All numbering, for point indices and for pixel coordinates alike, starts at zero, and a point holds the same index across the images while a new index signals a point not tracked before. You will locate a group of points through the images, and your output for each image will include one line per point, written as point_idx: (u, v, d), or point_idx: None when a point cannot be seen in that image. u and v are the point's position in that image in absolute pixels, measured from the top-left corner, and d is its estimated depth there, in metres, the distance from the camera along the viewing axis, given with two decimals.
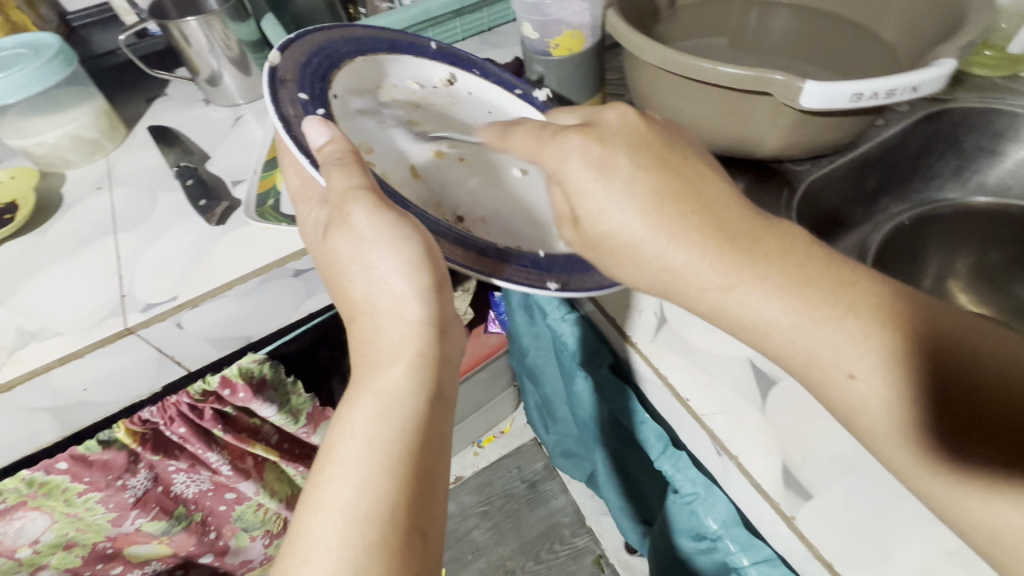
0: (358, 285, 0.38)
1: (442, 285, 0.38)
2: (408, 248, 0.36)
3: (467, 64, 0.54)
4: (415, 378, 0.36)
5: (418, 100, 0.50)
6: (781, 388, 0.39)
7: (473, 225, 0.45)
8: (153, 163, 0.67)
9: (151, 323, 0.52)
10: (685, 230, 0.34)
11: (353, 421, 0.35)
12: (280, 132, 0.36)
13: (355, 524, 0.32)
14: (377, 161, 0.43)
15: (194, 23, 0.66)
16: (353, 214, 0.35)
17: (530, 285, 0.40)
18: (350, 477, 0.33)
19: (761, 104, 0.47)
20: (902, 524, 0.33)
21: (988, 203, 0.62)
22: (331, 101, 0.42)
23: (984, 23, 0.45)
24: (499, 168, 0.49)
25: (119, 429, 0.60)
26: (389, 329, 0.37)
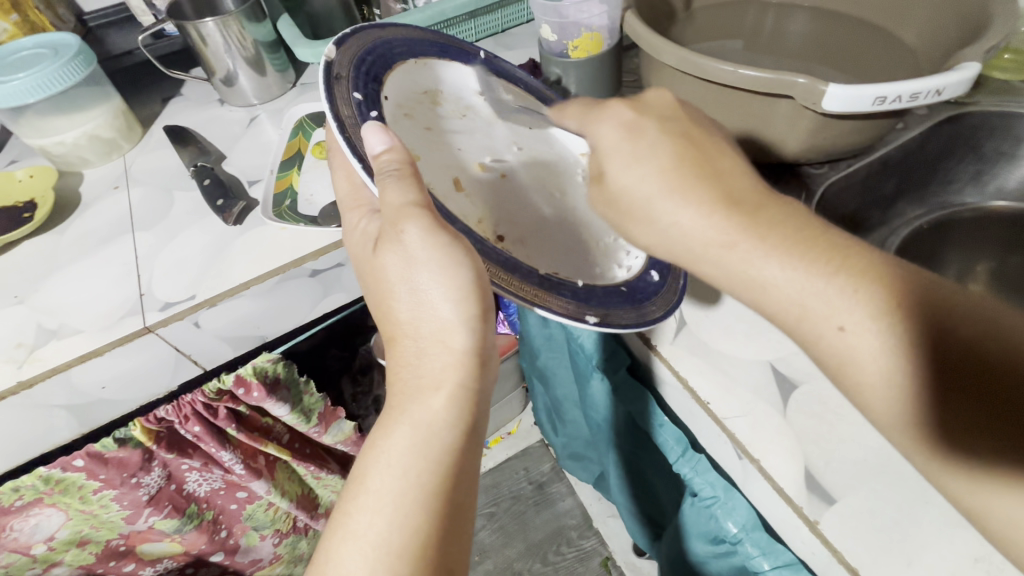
0: (404, 308, 0.37)
1: (488, 316, 0.37)
2: (461, 275, 0.35)
3: (515, 77, 0.51)
4: (454, 412, 0.35)
5: (465, 108, 0.47)
6: (802, 392, 0.38)
7: (513, 247, 0.41)
8: (170, 162, 0.68)
9: (169, 322, 0.52)
10: (705, 196, 0.34)
11: (388, 452, 0.35)
12: (336, 133, 0.34)
13: (388, 558, 0.33)
14: (424, 169, 0.40)
15: (211, 23, 0.66)
16: (406, 231, 0.34)
17: (568, 317, 0.37)
18: (384, 510, 0.34)
19: (780, 107, 0.47)
20: (928, 531, 0.33)
21: (1011, 206, 0.61)
22: (382, 103, 0.40)
23: (1009, 26, 0.45)
24: (543, 187, 0.46)
25: (135, 428, 0.60)
26: (432, 356, 0.36)
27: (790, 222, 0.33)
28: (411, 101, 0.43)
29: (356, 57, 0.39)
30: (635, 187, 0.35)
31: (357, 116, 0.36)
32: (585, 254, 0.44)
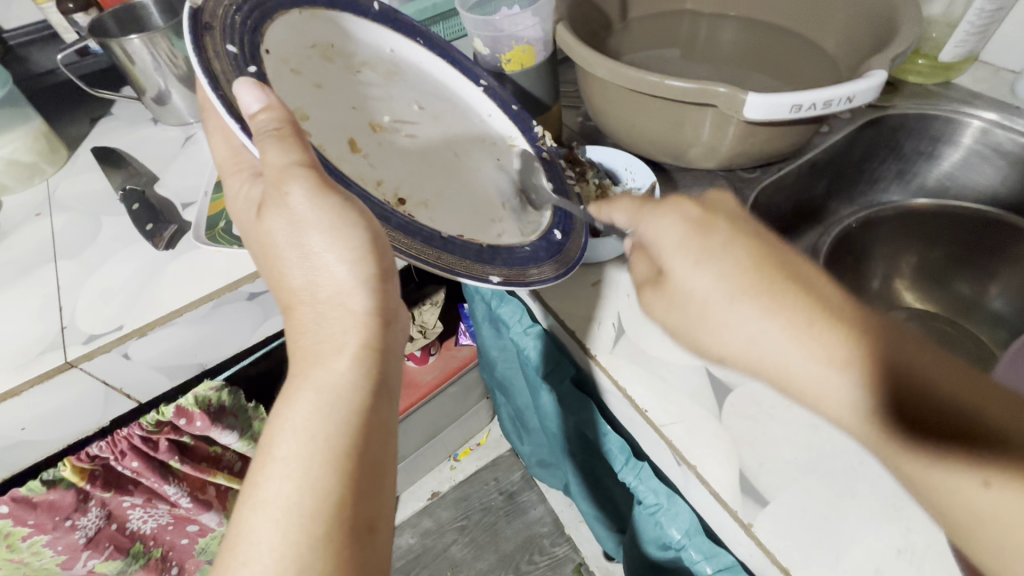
0: (297, 273, 0.36)
1: (389, 276, 0.37)
2: (353, 236, 0.34)
3: (411, 31, 0.50)
4: (359, 372, 0.35)
5: (359, 65, 0.46)
6: (736, 394, 0.41)
7: (415, 210, 0.42)
8: (98, 185, 0.65)
9: (93, 356, 0.49)
10: (780, 302, 0.31)
11: (294, 418, 0.33)
12: (206, 89, 0.32)
13: (299, 521, 0.31)
14: (314, 130, 0.40)
15: (137, 41, 0.63)
16: (291, 193, 0.33)
17: (469, 277, 0.40)
18: (292, 473, 0.32)
19: (706, 115, 0.48)
20: (857, 525, 0.35)
21: (929, 203, 0.64)
22: (262, 58, 0.38)
23: (915, 34, 0.47)
24: (444, 147, 0.48)
25: (65, 468, 0.56)
26: (332, 318, 0.35)
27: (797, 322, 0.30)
28: (297, 56, 0.41)
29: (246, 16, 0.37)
30: (699, 287, 0.32)
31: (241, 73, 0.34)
32: (492, 215, 0.46)
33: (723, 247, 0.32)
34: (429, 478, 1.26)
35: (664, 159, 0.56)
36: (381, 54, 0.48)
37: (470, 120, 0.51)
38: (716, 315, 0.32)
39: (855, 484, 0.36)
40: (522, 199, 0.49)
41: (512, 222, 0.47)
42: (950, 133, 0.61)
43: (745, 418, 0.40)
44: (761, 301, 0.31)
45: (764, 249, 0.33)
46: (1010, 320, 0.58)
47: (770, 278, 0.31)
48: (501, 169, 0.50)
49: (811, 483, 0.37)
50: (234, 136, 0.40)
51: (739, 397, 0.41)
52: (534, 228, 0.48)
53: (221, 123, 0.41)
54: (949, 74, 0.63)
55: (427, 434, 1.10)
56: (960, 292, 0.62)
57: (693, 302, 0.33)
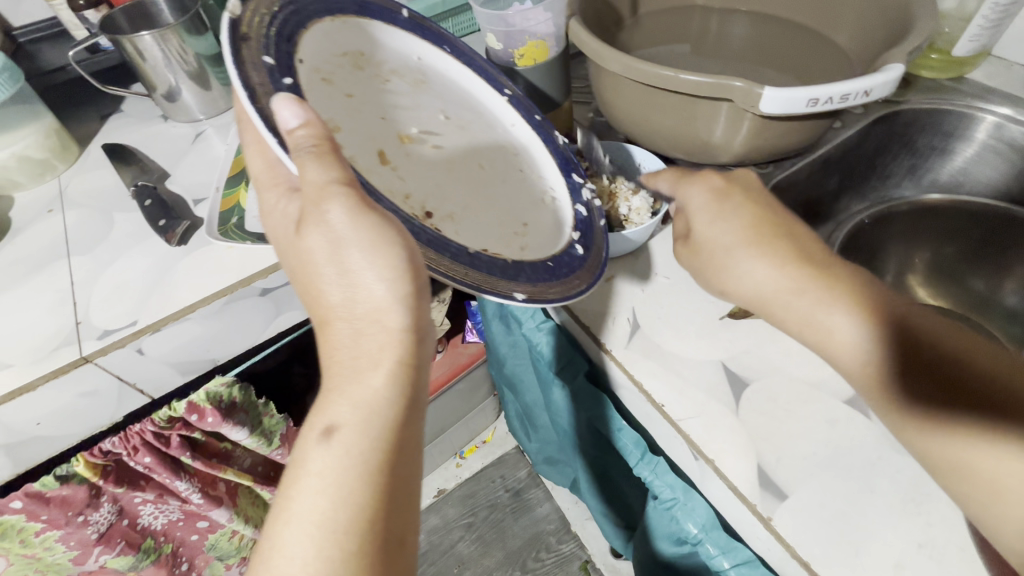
0: (335, 290, 0.35)
1: (423, 293, 0.36)
2: (393, 255, 0.34)
3: (439, 40, 0.51)
4: (396, 388, 0.34)
5: (387, 73, 0.46)
6: (752, 389, 0.41)
7: (442, 222, 0.42)
8: (109, 181, 0.65)
9: (108, 351, 0.49)
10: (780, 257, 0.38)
11: (328, 431, 0.33)
12: (244, 102, 0.32)
13: (333, 537, 0.30)
14: (346, 142, 0.40)
15: (148, 37, 0.63)
16: (331, 211, 0.32)
17: (499, 295, 0.39)
18: (326, 488, 0.31)
19: (721, 110, 0.48)
20: (876, 519, 0.35)
21: (942, 199, 0.64)
22: (296, 66, 0.38)
23: (930, 28, 0.47)
24: (469, 158, 0.48)
25: (77, 463, 0.56)
26: (368, 336, 0.35)
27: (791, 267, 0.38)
28: (328, 64, 0.41)
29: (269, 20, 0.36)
30: (720, 239, 0.40)
31: (268, 83, 0.34)
32: (515, 229, 0.46)
33: (735, 208, 0.41)
34: (434, 475, 1.26)
35: (676, 154, 0.56)
36: (410, 62, 0.49)
37: (494, 129, 0.51)
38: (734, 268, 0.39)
39: (875, 479, 0.36)
40: (544, 215, 0.48)
41: (537, 236, 0.47)
42: (963, 127, 0.61)
43: (764, 414, 0.40)
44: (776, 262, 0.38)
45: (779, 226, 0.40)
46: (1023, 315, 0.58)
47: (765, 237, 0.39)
48: (526, 180, 0.50)
49: (829, 479, 0.37)
50: (271, 150, 0.39)
51: (756, 392, 0.41)
52: (556, 242, 0.47)
53: (245, 128, 0.40)
54: (962, 69, 0.63)
55: (433, 431, 1.10)
56: (976, 290, 0.61)
57: (704, 253, 0.41)
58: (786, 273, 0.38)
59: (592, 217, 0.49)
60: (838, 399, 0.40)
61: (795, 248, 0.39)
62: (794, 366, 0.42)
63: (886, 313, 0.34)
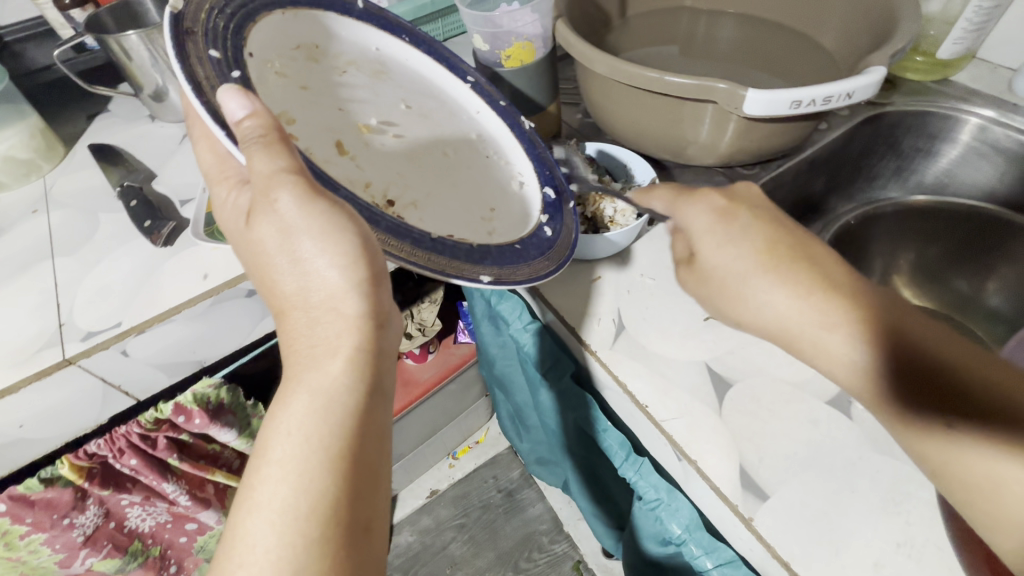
0: (289, 280, 0.35)
1: (380, 279, 0.36)
2: (344, 242, 0.33)
3: (397, 29, 0.51)
4: (354, 375, 0.34)
5: (344, 64, 0.46)
6: (736, 389, 0.42)
7: (405, 210, 0.42)
8: (94, 182, 0.64)
9: (92, 352, 0.49)
10: (802, 280, 0.34)
11: (287, 420, 0.33)
12: (190, 97, 0.32)
13: (295, 523, 0.30)
14: (300, 134, 0.40)
15: (134, 37, 0.62)
16: (280, 200, 0.32)
17: (461, 278, 0.39)
18: (286, 477, 0.31)
19: (705, 111, 0.48)
20: (855, 519, 0.35)
21: (927, 201, 0.64)
22: (247, 61, 0.38)
23: (913, 31, 0.47)
24: (433, 146, 0.48)
25: (62, 466, 0.56)
26: (325, 323, 0.35)
27: (815, 292, 0.34)
28: (281, 57, 0.41)
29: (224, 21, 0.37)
30: (728, 264, 0.37)
31: (216, 77, 0.34)
32: (482, 215, 0.46)
33: (743, 230, 0.37)
34: (427, 476, 1.26)
35: (662, 155, 0.56)
36: (368, 52, 0.49)
37: (459, 117, 0.51)
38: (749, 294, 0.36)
39: (855, 479, 0.36)
40: (511, 201, 0.48)
41: (504, 222, 0.47)
42: (948, 129, 0.61)
43: (746, 414, 0.40)
44: (793, 286, 0.34)
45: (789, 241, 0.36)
46: (1006, 316, 0.59)
47: (785, 259, 0.35)
48: (493, 165, 0.50)
49: (810, 479, 0.37)
50: (220, 144, 0.40)
51: (739, 392, 0.41)
52: (525, 225, 0.47)
53: (195, 128, 0.41)
54: (947, 71, 0.63)
55: (425, 432, 1.10)
56: (959, 290, 0.62)
57: (716, 280, 0.37)
58: (805, 301, 0.34)
59: (563, 202, 0.50)
60: (819, 399, 0.40)
61: (811, 269, 0.35)
62: (777, 367, 0.43)
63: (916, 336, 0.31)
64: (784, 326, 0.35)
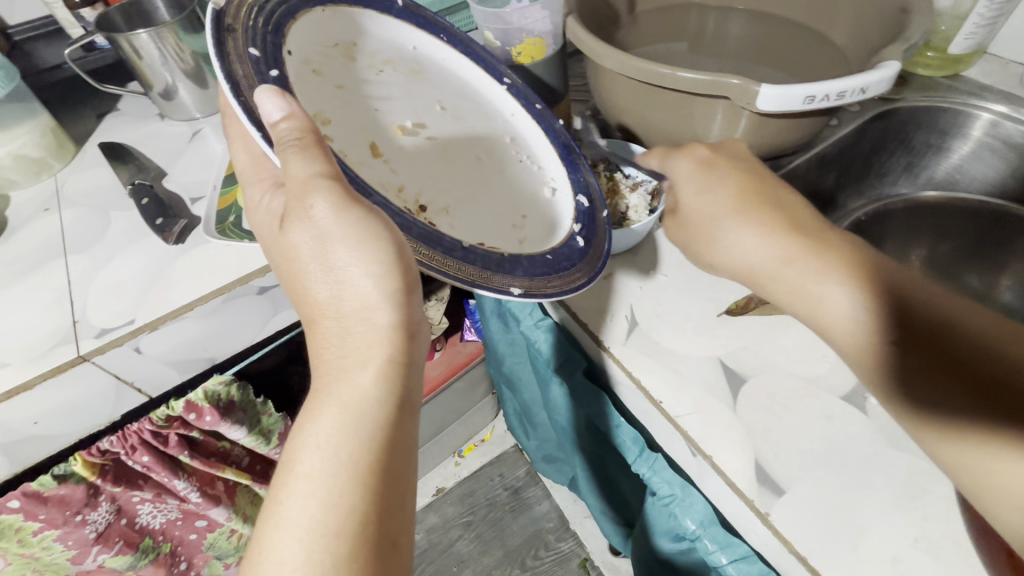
0: (321, 288, 0.36)
1: (412, 289, 0.36)
2: (379, 252, 0.34)
3: (434, 29, 0.51)
4: (384, 387, 0.34)
5: (381, 63, 0.47)
6: (750, 385, 0.42)
7: (436, 216, 0.42)
8: (105, 180, 0.65)
9: (106, 349, 0.49)
10: (765, 221, 0.40)
11: (316, 433, 0.33)
12: (228, 95, 0.32)
13: (323, 539, 0.30)
14: (335, 135, 0.39)
15: (144, 36, 0.63)
16: (315, 206, 0.32)
17: (494, 290, 0.39)
18: (315, 491, 0.31)
19: (718, 107, 0.48)
20: (873, 514, 0.35)
21: (938, 197, 0.65)
22: (285, 59, 0.38)
23: (926, 25, 0.47)
24: (465, 148, 0.48)
25: (75, 462, 0.57)
26: (356, 333, 0.35)
27: (780, 231, 0.39)
28: (318, 55, 0.42)
29: (265, 22, 0.37)
30: (706, 209, 0.43)
31: (254, 75, 0.34)
32: (512, 223, 0.46)
33: (721, 177, 0.43)
34: (433, 474, 1.26)
35: None
36: (405, 51, 0.49)
37: (491, 119, 0.51)
38: (720, 235, 0.41)
39: (872, 475, 0.36)
40: (542, 208, 0.48)
41: (534, 229, 0.47)
42: (960, 125, 0.61)
43: (761, 410, 0.40)
44: (757, 226, 0.40)
45: (762, 188, 0.42)
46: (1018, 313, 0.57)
47: (752, 203, 0.41)
48: (524, 170, 0.50)
49: (825, 475, 0.37)
50: (256, 145, 0.39)
51: (754, 388, 0.41)
52: (554, 235, 0.47)
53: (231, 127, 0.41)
54: (957, 66, 0.63)
55: (431, 430, 1.10)
56: (969, 285, 0.60)
57: (693, 224, 0.44)
58: (768, 238, 0.39)
59: (596, 210, 0.49)
60: (835, 395, 0.40)
61: (777, 214, 0.40)
62: (792, 363, 0.43)
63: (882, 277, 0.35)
64: (758, 264, 0.40)
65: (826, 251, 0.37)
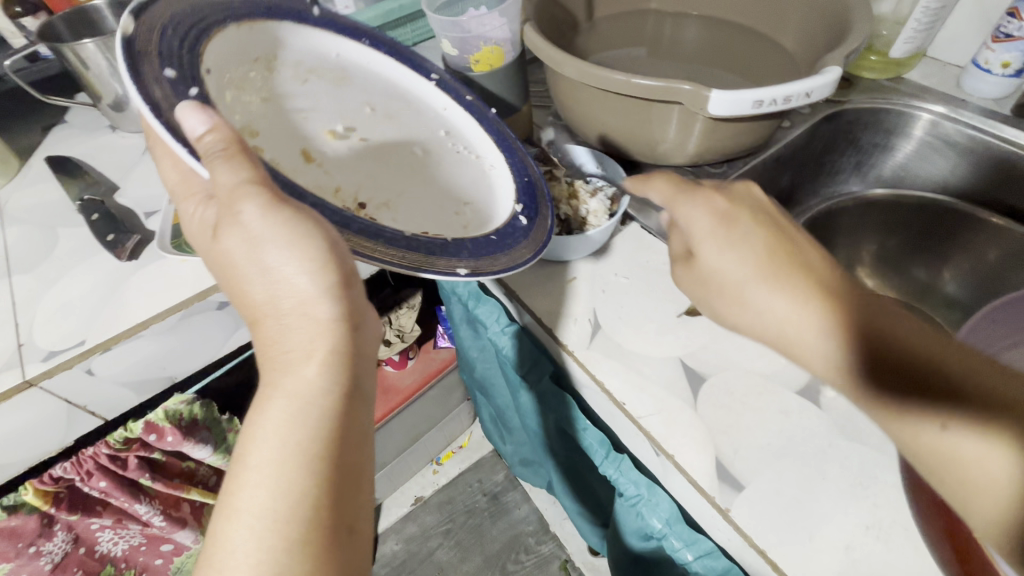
0: (259, 289, 0.34)
1: (352, 281, 0.35)
2: (312, 247, 0.33)
3: (355, 32, 0.50)
4: (331, 377, 0.33)
5: (306, 73, 0.46)
6: (710, 383, 0.42)
7: (377, 212, 0.43)
8: (52, 196, 0.62)
9: (55, 373, 0.47)
10: (793, 287, 0.34)
11: (265, 424, 0.32)
12: (146, 116, 0.30)
13: (274, 527, 0.30)
14: (266, 147, 0.40)
15: (91, 45, 0.60)
16: (244, 212, 0.32)
17: (435, 271, 0.39)
18: (265, 481, 0.31)
19: (672, 112, 0.49)
20: (827, 505, 0.36)
21: (885, 194, 0.67)
22: (204, 77, 0.37)
23: (866, 31, 0.49)
24: (401, 144, 0.48)
25: (27, 492, 0.54)
26: (297, 329, 0.34)
27: (806, 297, 0.34)
28: (239, 72, 0.40)
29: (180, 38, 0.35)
30: (728, 271, 0.36)
31: (172, 95, 0.32)
32: (454, 211, 0.47)
33: (744, 239, 0.36)
34: (411, 483, 1.24)
35: (632, 156, 0.57)
36: (328, 58, 0.48)
37: (424, 113, 0.51)
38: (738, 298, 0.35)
39: (825, 465, 0.38)
40: (484, 193, 0.49)
41: (478, 215, 0.47)
42: (903, 125, 0.64)
43: (720, 407, 0.41)
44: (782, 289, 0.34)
45: (780, 240, 0.37)
46: (962, 303, 0.63)
47: (779, 265, 0.35)
48: (461, 160, 0.50)
49: (783, 467, 0.38)
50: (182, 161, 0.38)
51: (713, 386, 0.42)
52: (497, 216, 0.47)
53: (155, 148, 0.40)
54: (899, 69, 0.65)
55: (407, 439, 1.09)
56: (916, 278, 0.66)
57: (711, 282, 0.37)
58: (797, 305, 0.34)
59: (537, 188, 0.49)
60: (789, 390, 0.42)
61: (803, 276, 0.35)
62: (749, 360, 0.44)
63: (890, 332, 0.31)
64: (779, 332, 0.34)
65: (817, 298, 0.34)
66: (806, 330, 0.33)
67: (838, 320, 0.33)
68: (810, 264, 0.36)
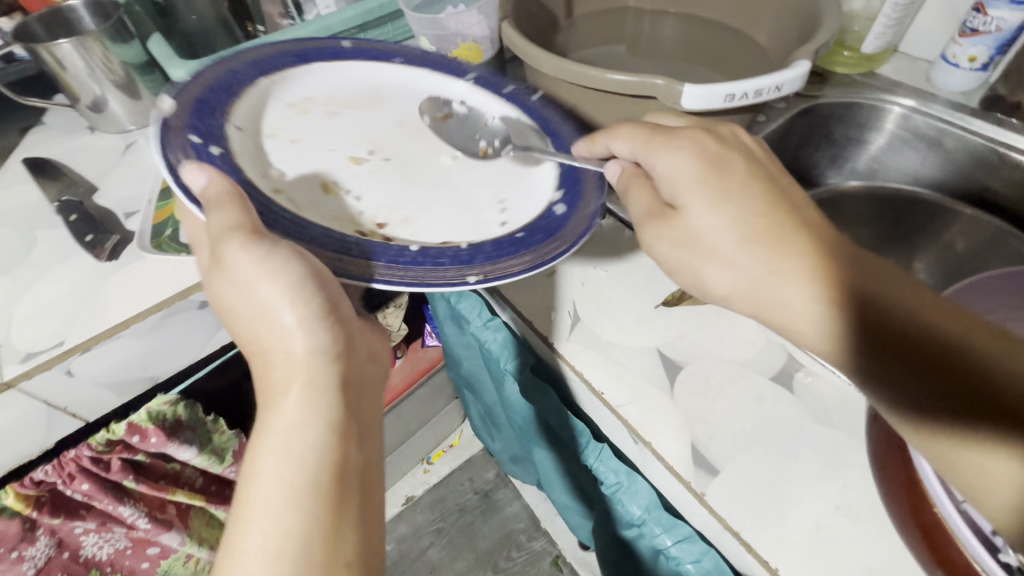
0: (249, 333, 0.37)
1: (330, 315, 0.37)
2: (285, 285, 0.35)
3: (388, 54, 0.56)
4: (314, 409, 0.35)
5: (338, 106, 0.53)
6: (686, 372, 0.43)
7: (396, 229, 0.45)
8: (29, 198, 0.62)
9: (34, 374, 0.47)
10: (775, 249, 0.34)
11: (257, 463, 0.34)
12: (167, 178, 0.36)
13: (271, 563, 0.31)
14: (290, 183, 0.45)
15: (67, 45, 0.60)
16: (224, 258, 0.34)
17: (443, 283, 0.38)
18: (260, 519, 0.32)
19: (647, 107, 0.50)
20: (800, 488, 0.37)
21: (860, 186, 0.68)
22: (234, 133, 0.44)
23: (835, 26, 0.50)
24: (427, 156, 0.52)
25: (7, 496, 0.53)
26: (280, 366, 0.36)
27: (787, 257, 0.34)
28: (275, 123, 0.49)
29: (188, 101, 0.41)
30: (718, 229, 0.36)
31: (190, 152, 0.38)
32: (483, 215, 0.48)
33: (730, 202, 0.36)
34: (402, 483, 1.24)
35: None
36: (361, 90, 0.55)
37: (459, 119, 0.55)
38: (716, 265, 0.36)
39: (798, 450, 0.39)
40: (523, 190, 0.50)
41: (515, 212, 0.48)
42: (875, 118, 0.65)
43: (697, 395, 0.42)
44: (765, 249, 0.35)
45: (767, 199, 0.37)
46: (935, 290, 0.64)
47: (766, 226, 0.35)
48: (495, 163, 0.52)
49: (757, 452, 0.39)
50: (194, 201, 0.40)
51: (690, 375, 0.43)
52: (535, 209, 0.48)
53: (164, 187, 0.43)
54: (871, 64, 0.67)
55: (396, 439, 1.09)
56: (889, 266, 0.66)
57: (701, 242, 0.36)
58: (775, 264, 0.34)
59: (582, 175, 0.48)
60: (764, 376, 0.42)
61: (788, 237, 0.35)
62: (724, 349, 0.44)
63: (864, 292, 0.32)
64: (765, 294, 0.34)
65: (805, 258, 0.34)
66: (790, 289, 0.34)
67: (822, 280, 0.33)
68: (789, 226, 0.36)
